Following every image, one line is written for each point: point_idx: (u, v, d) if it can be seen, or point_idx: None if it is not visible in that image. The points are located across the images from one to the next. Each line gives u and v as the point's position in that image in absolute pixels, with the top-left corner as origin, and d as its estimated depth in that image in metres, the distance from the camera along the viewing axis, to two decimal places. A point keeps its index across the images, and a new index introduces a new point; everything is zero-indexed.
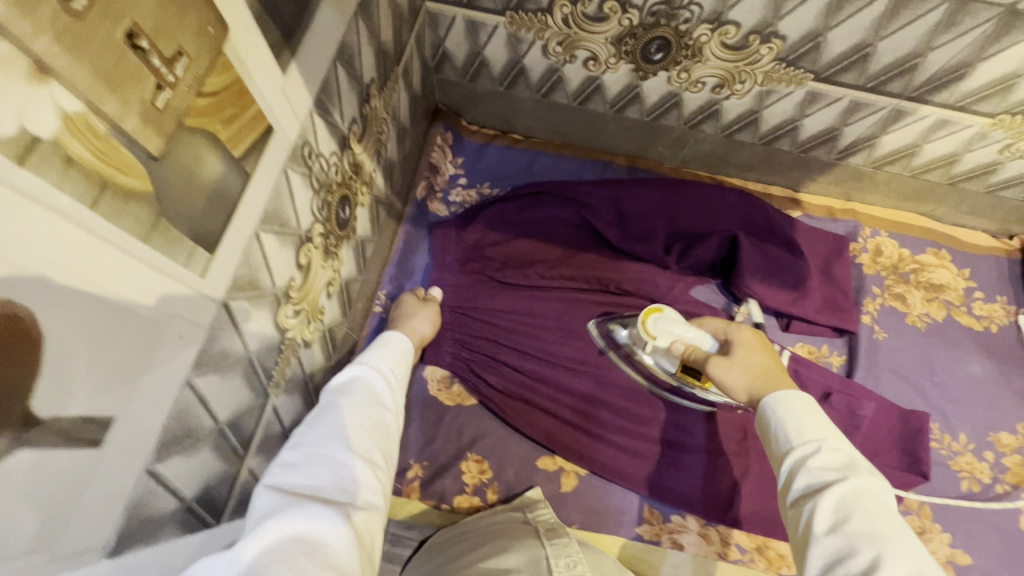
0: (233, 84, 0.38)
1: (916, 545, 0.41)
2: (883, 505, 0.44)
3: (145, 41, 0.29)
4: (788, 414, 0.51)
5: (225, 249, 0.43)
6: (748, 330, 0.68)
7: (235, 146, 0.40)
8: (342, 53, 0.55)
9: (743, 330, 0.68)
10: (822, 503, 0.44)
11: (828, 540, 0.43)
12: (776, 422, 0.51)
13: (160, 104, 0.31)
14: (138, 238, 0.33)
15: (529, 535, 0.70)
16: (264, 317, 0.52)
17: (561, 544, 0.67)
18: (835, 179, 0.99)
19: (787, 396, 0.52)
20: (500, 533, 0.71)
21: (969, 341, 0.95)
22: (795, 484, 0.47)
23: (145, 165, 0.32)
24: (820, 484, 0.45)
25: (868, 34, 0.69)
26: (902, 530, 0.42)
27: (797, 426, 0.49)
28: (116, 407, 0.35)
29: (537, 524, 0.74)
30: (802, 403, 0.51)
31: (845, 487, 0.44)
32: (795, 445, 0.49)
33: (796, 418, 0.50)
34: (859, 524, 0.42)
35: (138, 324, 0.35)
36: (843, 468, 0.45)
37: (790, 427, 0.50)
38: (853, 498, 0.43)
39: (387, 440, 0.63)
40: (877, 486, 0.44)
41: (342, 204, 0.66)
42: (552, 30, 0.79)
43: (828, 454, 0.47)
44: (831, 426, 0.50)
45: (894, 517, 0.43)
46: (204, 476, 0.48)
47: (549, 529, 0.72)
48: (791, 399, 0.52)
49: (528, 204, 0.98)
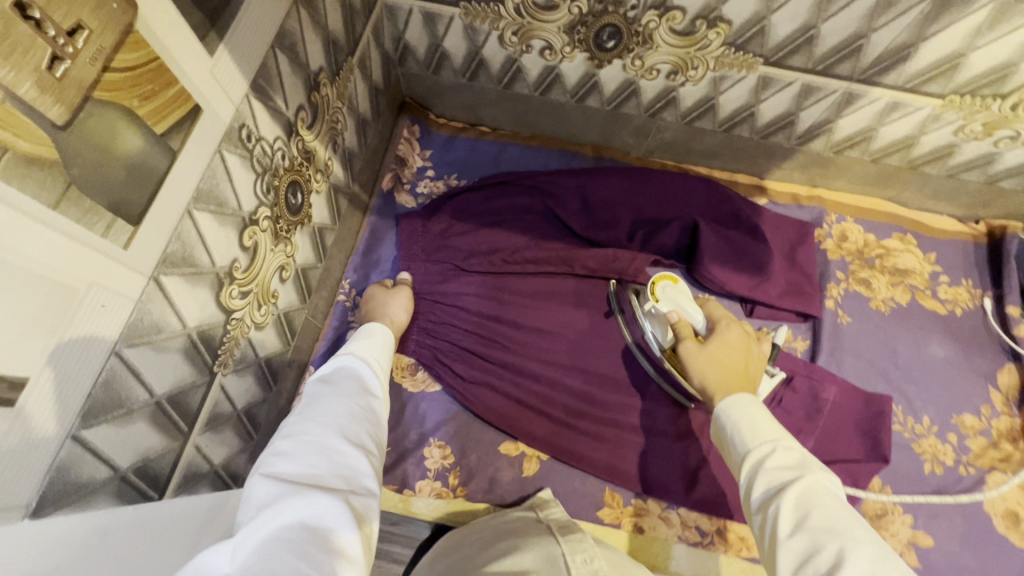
0: (150, 61, 0.40)
1: (868, 534, 0.45)
2: (835, 501, 0.48)
3: (37, 11, 0.30)
4: (745, 421, 0.56)
5: (152, 223, 0.44)
6: (736, 331, 0.72)
7: (156, 122, 0.42)
8: (282, 40, 0.57)
9: (732, 331, 0.72)
10: (783, 503, 0.48)
11: (792, 539, 0.46)
12: (735, 429, 0.56)
13: (60, 74, 0.32)
14: (46, 205, 0.34)
15: (544, 534, 0.70)
16: (203, 295, 0.53)
17: (577, 540, 0.67)
18: (798, 165, 1.00)
19: (742, 402, 0.57)
20: (513, 532, 0.71)
21: (933, 325, 0.95)
22: (757, 488, 0.51)
23: (48, 133, 0.33)
24: (780, 486, 0.49)
25: (810, 17, 0.70)
26: (853, 521, 0.46)
27: (752, 432, 0.54)
28: (30, 370, 0.36)
29: (549, 523, 0.74)
30: (756, 410, 0.57)
31: (800, 486, 0.48)
32: (752, 450, 0.53)
33: (752, 425, 0.55)
34: (818, 519, 0.46)
35: (50, 290, 0.36)
36: (798, 468, 0.50)
37: (748, 435, 0.55)
38: (808, 495, 0.48)
39: (377, 428, 0.65)
40: (828, 483, 0.49)
41: (293, 189, 0.67)
42: (506, 20, 0.81)
43: (784, 457, 0.51)
44: (784, 431, 0.55)
45: (843, 507, 0.48)
46: (141, 448, 0.50)
47: (561, 527, 0.72)
48: (748, 408, 0.57)
49: (493, 193, 1.00)
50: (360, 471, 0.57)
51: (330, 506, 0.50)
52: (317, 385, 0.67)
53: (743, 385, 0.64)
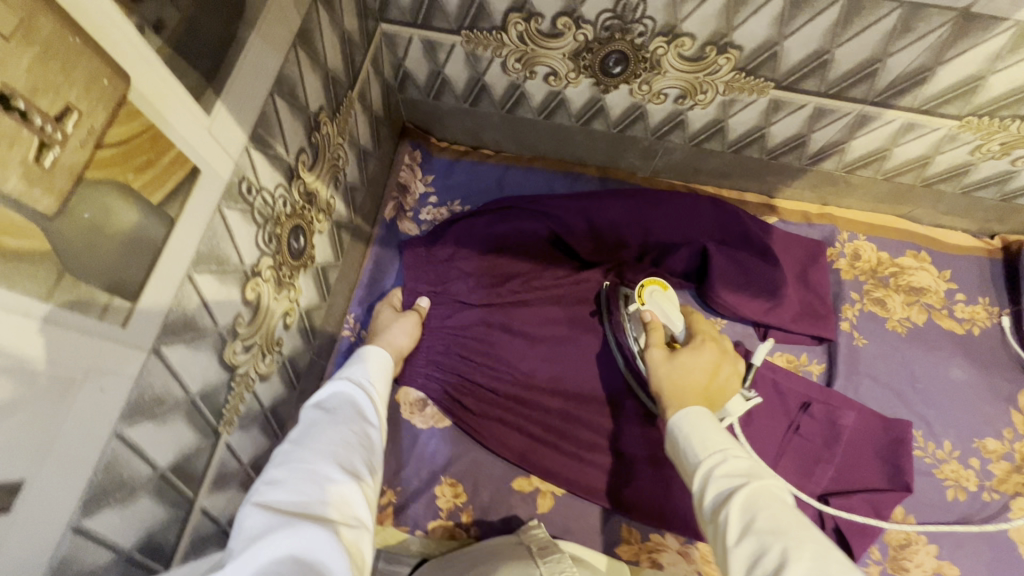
0: (145, 131, 0.37)
1: (813, 531, 0.43)
2: (782, 502, 0.46)
3: (22, 101, 0.28)
4: (697, 432, 0.53)
5: (151, 297, 0.42)
6: (709, 350, 0.68)
7: (152, 192, 0.40)
8: (279, 86, 0.55)
9: (706, 348, 0.68)
10: (730, 508, 0.45)
11: (740, 545, 0.44)
12: (687, 442, 0.53)
13: (47, 163, 0.30)
14: (37, 298, 0.32)
15: (523, 557, 0.69)
16: (205, 357, 0.51)
17: (555, 560, 0.67)
18: (809, 184, 0.98)
19: (695, 414, 0.55)
20: (493, 556, 0.70)
21: (952, 345, 0.93)
22: (708, 498, 0.48)
23: (36, 223, 0.31)
24: (728, 492, 0.47)
25: (824, 42, 0.67)
26: (798, 519, 0.44)
27: (703, 442, 0.52)
28: (27, 470, 0.34)
29: (530, 542, 0.73)
30: (708, 420, 0.55)
31: (747, 489, 0.46)
32: (703, 461, 0.51)
33: (704, 434, 0.53)
34: (764, 520, 0.44)
35: (45, 384, 0.34)
36: (745, 474, 0.48)
37: (698, 445, 0.52)
38: (755, 499, 0.45)
39: (372, 453, 0.64)
40: (775, 485, 0.47)
41: (295, 233, 0.65)
42: (509, 47, 0.79)
43: (732, 464, 0.49)
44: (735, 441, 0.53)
45: (792, 511, 0.45)
46: (146, 524, 0.48)
47: (541, 546, 0.71)
48: (701, 418, 0.55)
49: (498, 218, 0.97)
50: (353, 499, 0.56)
51: (320, 537, 0.49)
52: (313, 409, 0.65)
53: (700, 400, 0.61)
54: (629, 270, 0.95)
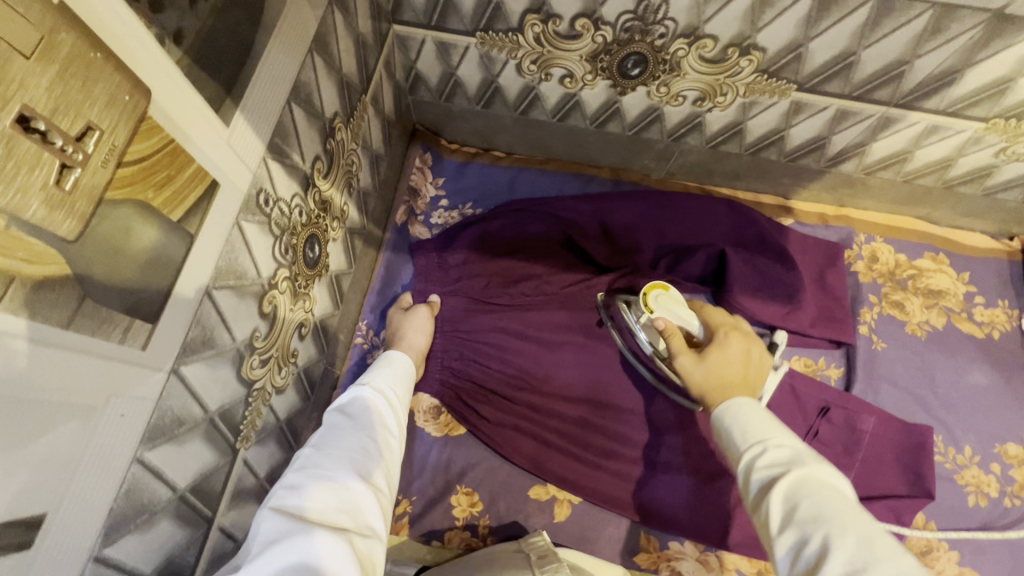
0: (165, 147, 0.36)
1: (860, 516, 0.41)
2: (829, 489, 0.44)
3: (41, 121, 0.26)
4: (739, 423, 0.51)
5: (171, 317, 0.40)
6: (736, 341, 0.68)
7: (172, 210, 0.38)
8: (296, 93, 0.53)
9: (733, 340, 0.68)
10: (772, 499, 0.44)
11: (783, 535, 0.43)
12: (728, 433, 0.52)
13: (68, 186, 0.28)
14: (58, 325, 0.31)
15: (520, 566, 0.68)
16: (224, 374, 0.50)
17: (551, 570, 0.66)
18: (826, 186, 0.96)
19: (737, 405, 0.53)
20: (492, 564, 0.69)
21: (971, 349, 0.92)
22: (751, 488, 0.47)
23: (56, 248, 0.29)
24: (769, 482, 0.45)
25: (850, 44, 0.66)
26: (845, 504, 0.42)
27: (742, 431, 0.51)
28: (48, 503, 0.32)
29: (530, 551, 0.71)
30: (752, 410, 0.52)
31: (789, 478, 0.44)
32: (743, 451, 0.49)
33: (744, 424, 0.51)
34: (806, 509, 0.42)
35: (66, 414, 0.32)
36: (786, 463, 0.46)
37: (739, 435, 0.51)
38: (798, 488, 0.44)
39: (392, 462, 0.62)
40: (821, 472, 0.45)
41: (311, 242, 0.64)
42: (525, 49, 0.77)
43: (773, 453, 0.47)
44: (779, 428, 0.50)
45: (840, 497, 0.43)
46: (166, 548, 0.46)
47: (539, 556, 0.70)
48: (742, 408, 0.53)
49: (510, 222, 0.95)
50: (368, 508, 0.55)
51: (333, 546, 0.48)
52: (334, 414, 0.63)
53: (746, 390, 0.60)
54: (643, 274, 0.92)
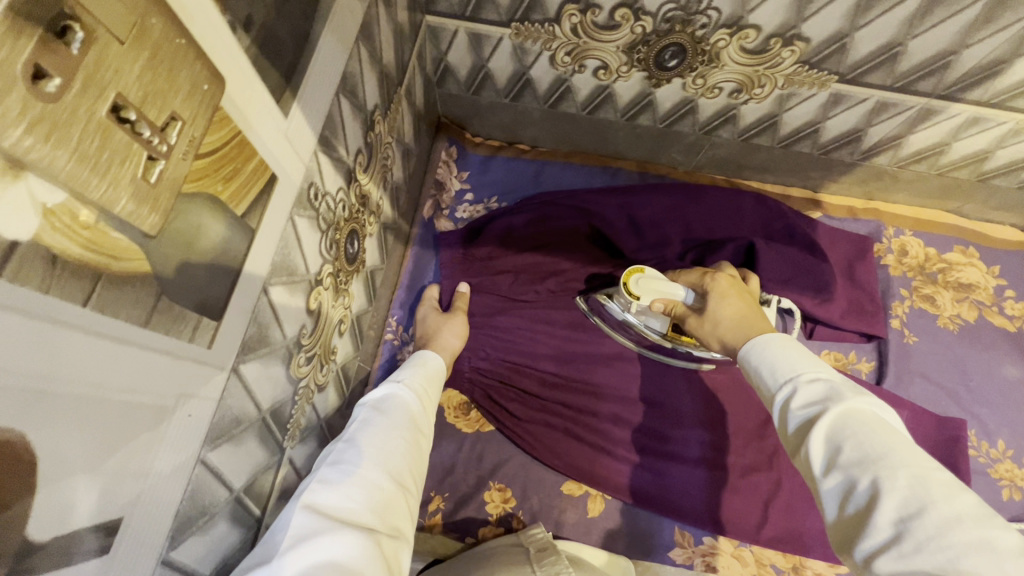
0: (234, 139, 0.35)
1: (912, 452, 0.35)
2: (878, 425, 0.37)
3: (132, 110, 0.25)
4: (769, 362, 0.46)
5: (233, 315, 0.39)
6: (721, 279, 0.67)
7: (237, 204, 0.37)
8: (344, 84, 0.52)
9: (720, 278, 0.67)
10: (811, 440, 0.39)
11: (827, 480, 0.37)
12: (759, 374, 0.46)
13: (154, 178, 0.27)
14: (138, 324, 0.29)
15: (520, 560, 0.65)
16: (276, 373, 0.49)
17: (550, 563, 0.64)
18: (856, 179, 0.96)
19: (765, 344, 0.48)
20: (493, 556, 0.67)
21: (1003, 343, 0.91)
22: (788, 429, 0.41)
23: (139, 244, 0.28)
24: (806, 421, 0.40)
25: (898, 33, 0.65)
26: (895, 440, 0.36)
27: (773, 371, 0.45)
28: (123, 507, 0.31)
29: (529, 544, 0.69)
30: (785, 346, 0.47)
31: (830, 419, 0.38)
32: (776, 391, 0.44)
33: (774, 362, 0.45)
34: (851, 450, 0.36)
35: (142, 414, 0.31)
36: (825, 401, 0.40)
37: (769, 374, 0.45)
38: (841, 428, 0.38)
39: (421, 464, 0.60)
40: (865, 405, 0.39)
41: (351, 238, 0.63)
42: (560, 40, 0.76)
43: (809, 391, 0.41)
44: (816, 362, 0.44)
45: (891, 433, 0.37)
46: (221, 550, 0.46)
47: (539, 549, 0.67)
48: (773, 346, 0.47)
49: (538, 216, 0.94)
50: (398, 510, 0.53)
51: (363, 547, 0.46)
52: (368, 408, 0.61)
53: (759, 317, 0.58)
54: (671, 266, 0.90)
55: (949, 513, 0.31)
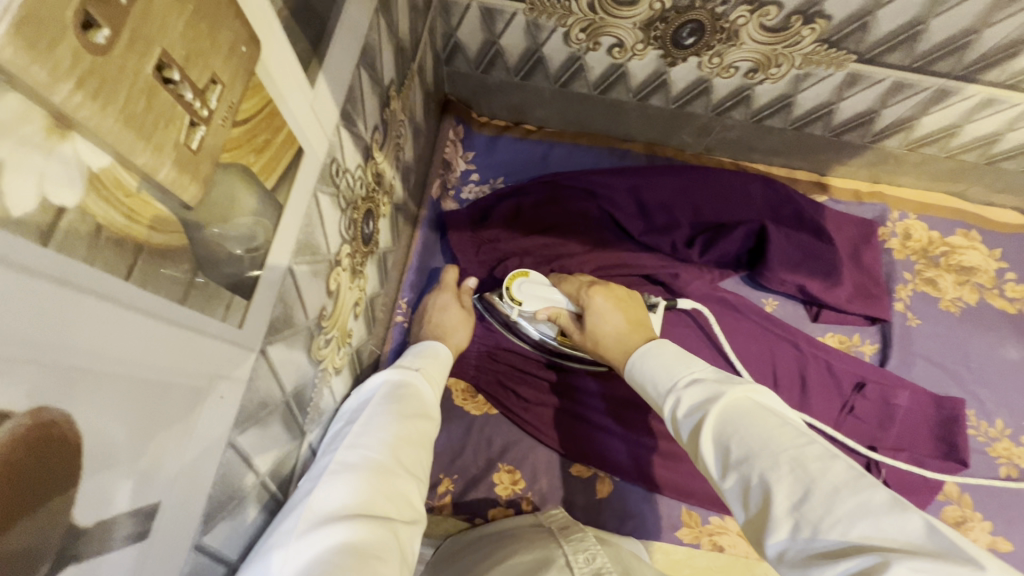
0: (266, 108, 0.33)
1: (787, 433, 0.37)
2: (752, 412, 0.40)
3: (176, 71, 0.23)
4: (652, 377, 0.50)
5: (261, 295, 0.38)
6: (596, 292, 0.69)
7: (268, 176, 0.35)
8: (365, 55, 0.50)
9: (595, 294, 0.69)
10: (702, 446, 0.41)
11: (726, 481, 0.39)
12: (649, 389, 0.50)
13: (195, 145, 0.26)
14: (175, 300, 0.28)
15: (545, 537, 0.65)
16: (299, 354, 0.48)
17: (578, 539, 0.62)
18: (865, 162, 0.96)
19: (643, 356, 0.52)
20: (515, 538, 0.66)
21: (1003, 324, 0.93)
22: (685, 439, 0.44)
23: (178, 216, 0.26)
24: (693, 426, 0.42)
25: (921, 12, 0.64)
26: (770, 424, 0.38)
27: (657, 386, 0.49)
28: (161, 491, 0.30)
29: (550, 524, 0.69)
30: (660, 356, 0.51)
31: (712, 420, 0.41)
32: (665, 406, 0.46)
33: (654, 376, 0.49)
34: (736, 448, 0.38)
35: (180, 396, 0.30)
36: (702, 404, 0.43)
37: (655, 389, 0.49)
38: (724, 426, 0.40)
39: (429, 453, 0.58)
40: (738, 395, 0.42)
41: (367, 218, 0.61)
42: (576, 16, 0.74)
43: (688, 397, 0.44)
44: (688, 363, 0.48)
45: (765, 416, 0.40)
46: (246, 535, 0.45)
47: (563, 528, 0.67)
48: (650, 360, 0.52)
49: (548, 198, 0.93)
50: (411, 495, 0.51)
51: (382, 531, 0.45)
52: (379, 395, 0.60)
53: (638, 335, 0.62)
54: (687, 266, 0.90)
55: (829, 488, 0.33)
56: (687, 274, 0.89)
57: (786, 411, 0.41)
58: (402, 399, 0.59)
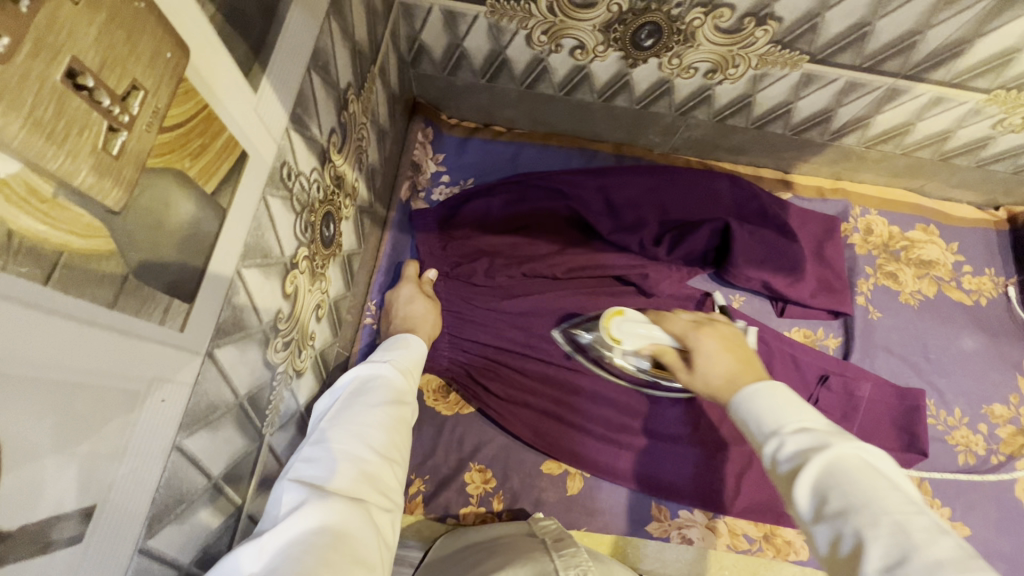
0: (202, 112, 0.33)
1: (896, 500, 0.36)
2: (867, 474, 0.38)
3: (89, 77, 0.24)
4: (755, 412, 0.46)
5: (205, 298, 0.38)
6: (708, 335, 0.61)
7: (207, 181, 0.35)
8: (316, 60, 0.50)
9: (705, 336, 0.61)
10: (797, 492, 0.39)
11: (816, 529, 0.38)
12: (747, 423, 0.47)
13: (116, 150, 0.26)
14: (106, 306, 0.28)
15: (536, 550, 0.63)
16: (253, 357, 0.48)
17: (569, 555, 0.61)
18: (827, 159, 0.98)
19: (754, 391, 0.48)
20: (507, 547, 0.65)
21: (960, 316, 0.95)
22: (776, 479, 0.42)
23: (103, 221, 0.27)
24: (792, 471, 0.40)
25: (867, 14, 0.66)
26: (878, 488, 0.37)
27: (760, 424, 0.45)
28: (95, 494, 0.30)
29: (543, 535, 0.69)
30: (770, 393, 0.47)
31: (818, 469, 0.39)
32: (763, 444, 0.44)
33: (759, 412, 0.46)
34: (836, 501, 0.37)
35: (113, 399, 0.30)
36: (811, 455, 0.40)
37: (755, 424, 0.45)
38: (830, 478, 0.38)
39: (406, 436, 0.59)
40: (851, 452, 0.39)
41: (326, 221, 0.61)
42: (536, 18, 0.75)
43: (794, 442, 0.41)
44: (798, 409, 0.44)
45: (877, 480, 0.38)
46: (202, 538, 0.45)
47: (556, 541, 0.66)
48: (757, 396, 0.47)
49: (516, 197, 0.93)
50: (384, 479, 0.53)
51: (355, 517, 0.47)
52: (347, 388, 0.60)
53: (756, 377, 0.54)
54: (654, 263, 0.91)
55: (931, 561, 0.32)
56: (655, 272, 0.90)
57: (897, 479, 0.39)
58: (371, 390, 0.59)
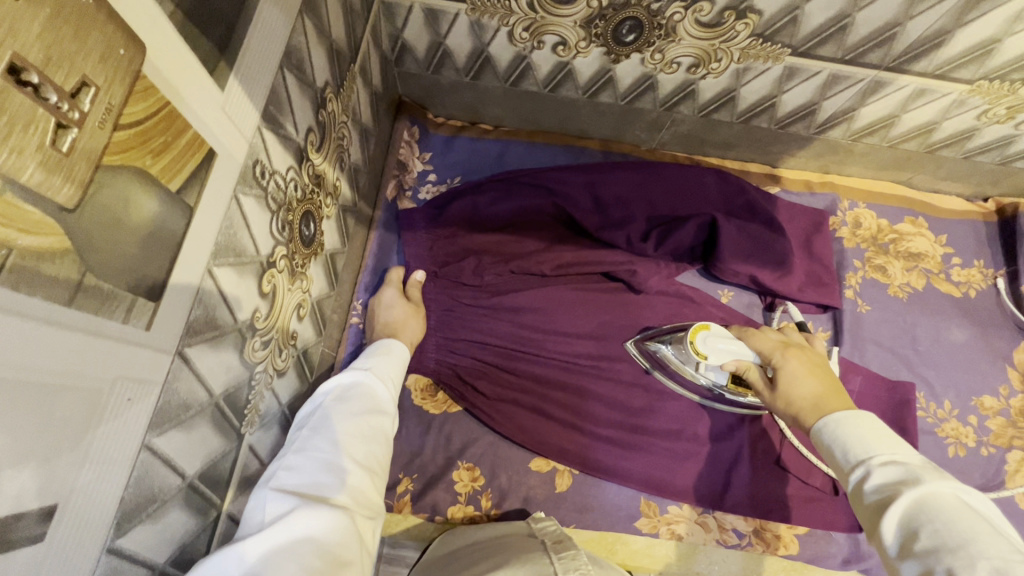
0: (162, 110, 0.33)
1: (997, 544, 0.36)
2: (964, 514, 0.38)
3: (36, 74, 0.24)
4: (841, 440, 0.47)
5: (172, 296, 0.38)
6: (795, 358, 0.60)
7: (170, 179, 0.35)
8: (289, 58, 0.50)
9: (791, 357, 0.60)
10: (884, 524, 0.40)
11: (902, 563, 0.39)
12: (831, 452, 0.48)
13: (65, 147, 0.26)
14: (61, 303, 0.28)
15: (536, 550, 0.63)
16: (228, 356, 0.48)
17: (568, 557, 0.60)
18: (814, 153, 0.98)
19: (841, 420, 0.48)
20: (507, 547, 0.65)
21: (950, 308, 0.95)
22: (863, 512, 0.43)
23: (55, 218, 0.27)
24: (879, 503, 0.41)
25: (845, 7, 0.66)
26: (976, 529, 0.37)
27: (846, 454, 0.46)
28: (56, 494, 0.30)
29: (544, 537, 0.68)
30: (858, 423, 0.47)
31: (907, 502, 0.40)
32: (850, 474, 0.45)
33: (846, 442, 0.46)
34: (926, 537, 0.38)
35: (73, 398, 0.30)
36: (902, 489, 0.41)
37: (841, 454, 0.47)
38: (920, 513, 0.39)
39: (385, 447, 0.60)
40: (947, 491, 0.39)
41: (306, 219, 0.61)
42: (517, 15, 0.75)
43: (881, 475, 0.43)
44: (891, 443, 0.45)
45: (975, 520, 0.37)
46: (177, 538, 0.45)
47: (556, 542, 0.65)
48: (844, 426, 0.48)
49: (502, 194, 0.91)
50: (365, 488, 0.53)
51: (342, 524, 0.48)
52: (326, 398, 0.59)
53: (843, 404, 0.52)
54: (642, 259, 0.90)
55: None
56: (644, 268, 0.89)
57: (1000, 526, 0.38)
58: (352, 400, 0.59)
